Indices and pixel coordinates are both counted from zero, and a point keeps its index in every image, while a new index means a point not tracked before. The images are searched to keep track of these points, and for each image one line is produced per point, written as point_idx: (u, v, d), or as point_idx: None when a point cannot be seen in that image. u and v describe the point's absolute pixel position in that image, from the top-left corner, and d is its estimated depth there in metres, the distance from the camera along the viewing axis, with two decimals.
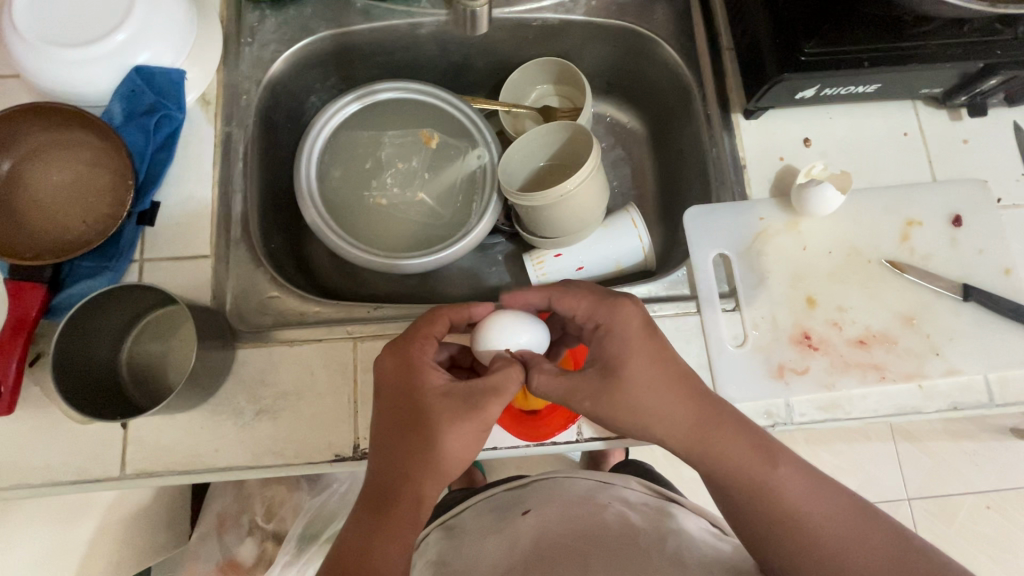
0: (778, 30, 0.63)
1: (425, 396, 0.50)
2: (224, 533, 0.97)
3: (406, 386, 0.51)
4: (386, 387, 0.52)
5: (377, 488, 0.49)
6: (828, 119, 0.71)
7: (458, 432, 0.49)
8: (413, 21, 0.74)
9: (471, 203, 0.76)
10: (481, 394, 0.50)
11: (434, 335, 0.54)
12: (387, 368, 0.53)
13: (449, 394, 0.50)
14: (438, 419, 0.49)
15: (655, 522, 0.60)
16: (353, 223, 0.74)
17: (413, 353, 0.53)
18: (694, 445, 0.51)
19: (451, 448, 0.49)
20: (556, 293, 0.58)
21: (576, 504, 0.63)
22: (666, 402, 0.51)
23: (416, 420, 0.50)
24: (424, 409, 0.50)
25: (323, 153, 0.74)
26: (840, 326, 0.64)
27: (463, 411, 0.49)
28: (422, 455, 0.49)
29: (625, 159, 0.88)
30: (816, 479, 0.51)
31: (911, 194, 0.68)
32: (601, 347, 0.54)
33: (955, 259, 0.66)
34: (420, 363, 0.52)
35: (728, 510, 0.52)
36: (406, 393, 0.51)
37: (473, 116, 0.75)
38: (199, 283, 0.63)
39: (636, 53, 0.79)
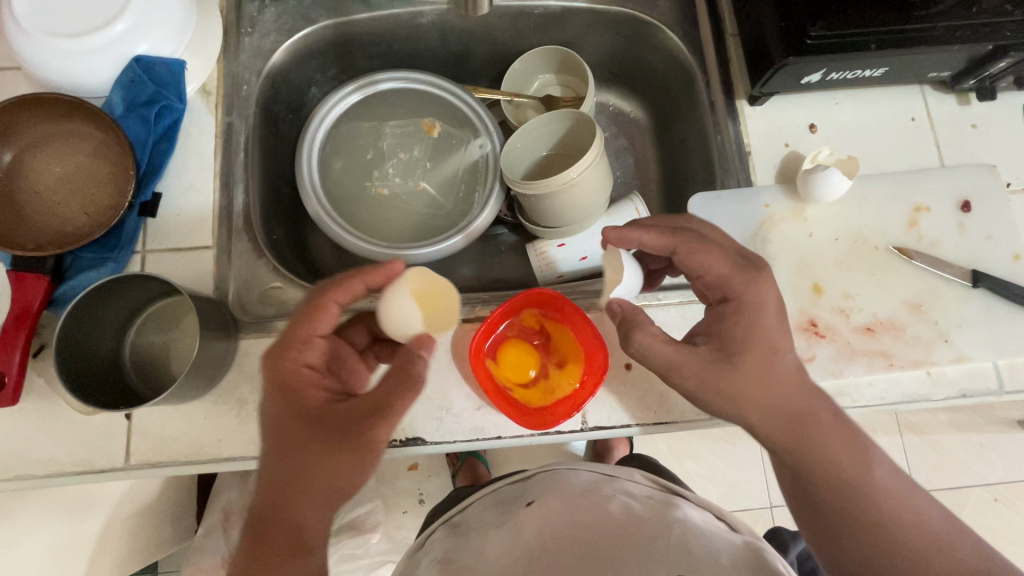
0: (783, 14, 0.62)
1: (308, 416, 0.48)
2: (230, 527, 0.97)
3: (290, 405, 0.48)
4: (271, 409, 0.49)
5: (264, 513, 0.47)
6: (834, 104, 0.70)
7: (342, 460, 0.46)
8: (414, 10, 0.73)
9: (473, 193, 0.75)
10: (365, 417, 0.47)
11: (317, 338, 0.50)
12: (271, 386, 0.49)
13: (330, 417, 0.47)
14: (320, 443, 0.46)
15: (660, 515, 0.59)
16: (355, 215, 0.74)
17: (300, 369, 0.49)
18: (795, 439, 0.50)
19: (337, 476, 0.46)
20: (679, 245, 0.54)
21: (581, 497, 0.63)
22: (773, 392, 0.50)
23: (300, 445, 0.47)
24: (300, 432, 0.47)
25: (324, 144, 0.73)
26: (846, 313, 0.64)
27: (346, 433, 0.47)
28: (306, 484, 0.46)
29: (629, 148, 0.87)
30: (902, 483, 0.51)
31: (918, 181, 0.67)
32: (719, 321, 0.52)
33: (963, 245, 0.66)
34: (304, 379, 0.49)
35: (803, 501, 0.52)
36: (290, 414, 0.48)
37: (475, 105, 0.75)
38: (202, 274, 0.63)
39: (638, 41, 0.78)
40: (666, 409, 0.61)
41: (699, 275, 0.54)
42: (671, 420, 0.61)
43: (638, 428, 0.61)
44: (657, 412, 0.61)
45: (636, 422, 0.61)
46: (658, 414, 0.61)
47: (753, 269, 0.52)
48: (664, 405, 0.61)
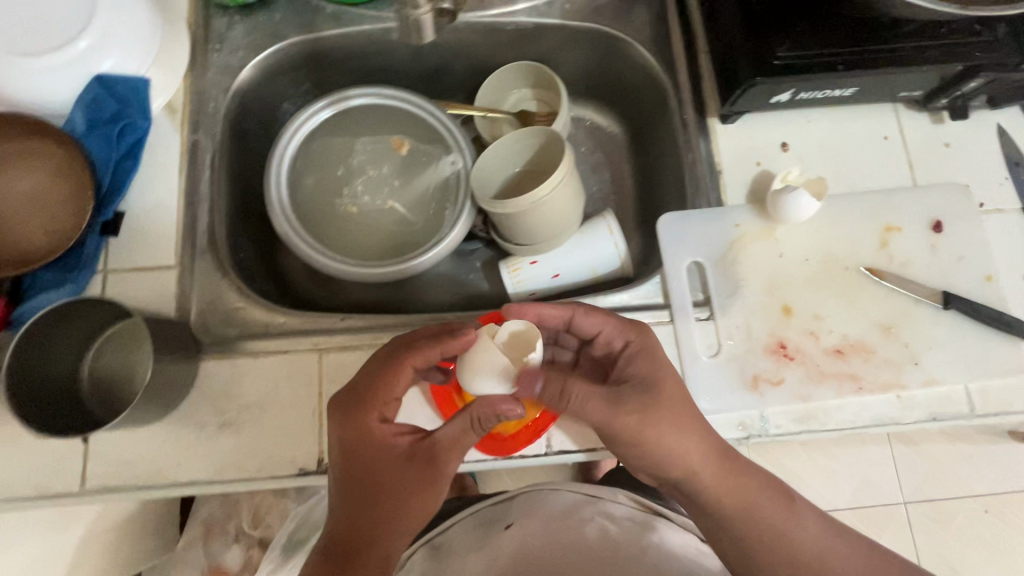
0: (751, 33, 0.60)
1: (390, 455, 0.52)
2: (210, 540, 0.97)
3: (371, 445, 0.51)
4: (347, 460, 0.52)
5: (342, 544, 0.50)
6: (807, 123, 0.70)
7: (422, 496, 0.51)
8: (384, 26, 0.73)
9: (443, 210, 0.74)
10: (441, 457, 0.51)
11: (393, 398, 0.53)
12: (348, 440, 0.52)
13: (412, 460, 0.51)
14: (405, 479, 0.51)
15: (636, 545, 0.59)
16: (324, 231, 0.73)
17: (380, 423, 0.52)
18: (722, 493, 0.54)
19: (416, 508, 0.51)
20: (574, 313, 0.57)
21: (559, 523, 0.62)
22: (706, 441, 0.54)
23: (387, 487, 0.51)
24: (385, 469, 0.51)
25: (294, 160, 0.73)
26: (816, 335, 0.63)
27: (427, 471, 0.51)
28: (391, 520, 0.50)
29: (606, 163, 0.87)
30: (822, 534, 0.56)
31: (889, 201, 0.67)
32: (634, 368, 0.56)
33: (935, 265, 0.65)
34: (383, 432, 0.52)
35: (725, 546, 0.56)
36: (370, 461, 0.51)
37: (447, 122, 0.74)
38: (163, 295, 0.62)
39: (612, 57, 0.78)
40: None
41: (595, 334, 0.58)
42: None
43: (603, 452, 0.60)
44: None
45: (601, 446, 0.60)
46: None
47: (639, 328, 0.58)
48: None
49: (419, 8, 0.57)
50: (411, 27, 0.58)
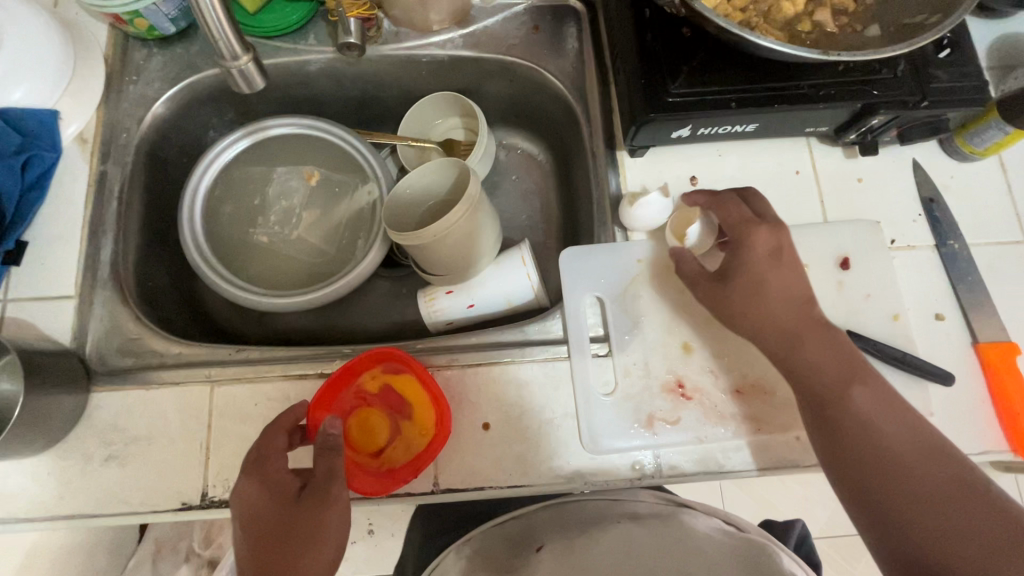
0: (644, 69, 0.60)
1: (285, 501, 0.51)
2: (159, 559, 0.95)
3: (267, 498, 0.50)
4: (250, 512, 0.50)
5: None
6: (717, 157, 0.69)
7: (326, 515, 0.50)
8: (301, 59, 0.74)
9: (357, 241, 0.75)
10: (334, 482, 0.52)
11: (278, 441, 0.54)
12: (246, 493, 0.50)
13: (306, 498, 0.51)
14: (302, 513, 0.50)
15: (666, 538, 0.50)
16: (237, 260, 0.74)
17: (273, 468, 0.52)
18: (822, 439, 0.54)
19: (321, 523, 0.50)
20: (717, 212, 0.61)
21: (579, 535, 0.53)
22: (779, 331, 0.54)
23: (294, 526, 0.49)
24: (285, 512, 0.50)
25: (210, 190, 0.73)
26: (715, 373, 0.62)
27: (319, 497, 0.51)
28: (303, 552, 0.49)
29: (535, 191, 0.86)
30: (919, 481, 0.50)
31: (797, 237, 0.66)
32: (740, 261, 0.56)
33: (840, 304, 0.64)
34: (273, 475, 0.52)
35: (831, 466, 0.51)
36: (271, 511, 0.50)
37: (363, 153, 0.74)
38: (60, 324, 0.62)
39: (531, 89, 0.78)
40: (523, 471, 0.60)
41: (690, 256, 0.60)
42: (528, 484, 0.59)
43: (493, 491, 0.59)
44: (513, 473, 0.59)
45: (491, 484, 0.59)
46: (513, 476, 0.59)
47: (774, 226, 0.56)
48: (520, 466, 0.60)
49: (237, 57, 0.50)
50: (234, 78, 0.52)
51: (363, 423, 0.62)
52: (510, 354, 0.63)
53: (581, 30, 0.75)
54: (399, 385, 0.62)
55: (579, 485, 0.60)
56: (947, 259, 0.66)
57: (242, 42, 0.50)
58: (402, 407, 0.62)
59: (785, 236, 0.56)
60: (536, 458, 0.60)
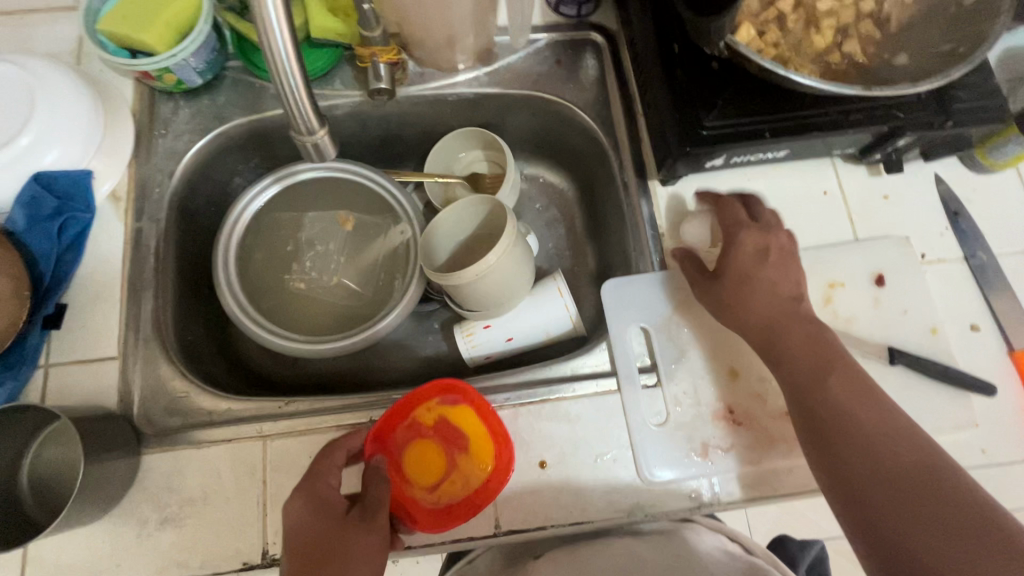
0: (679, 105, 0.61)
1: (327, 524, 0.51)
2: None
3: (312, 515, 0.51)
4: (290, 528, 0.51)
5: None
6: (746, 181, 0.70)
7: (365, 550, 0.49)
8: (328, 104, 0.74)
9: (393, 280, 0.75)
10: (382, 512, 0.52)
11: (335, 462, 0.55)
12: (293, 510, 0.51)
13: (347, 522, 0.51)
14: (341, 539, 0.50)
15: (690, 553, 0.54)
16: (273, 308, 0.73)
17: (325, 488, 0.53)
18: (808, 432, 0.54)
19: (355, 558, 0.49)
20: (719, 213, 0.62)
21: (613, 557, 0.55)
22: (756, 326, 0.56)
23: (329, 551, 0.49)
24: (325, 537, 0.50)
25: (242, 238, 0.73)
26: (764, 398, 0.62)
27: (361, 527, 0.51)
28: None
29: (560, 219, 0.87)
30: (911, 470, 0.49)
31: (831, 256, 0.68)
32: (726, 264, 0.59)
33: (878, 321, 0.65)
34: (323, 493, 0.53)
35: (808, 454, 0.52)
36: (311, 531, 0.50)
37: (395, 194, 0.75)
38: (105, 387, 0.61)
39: (555, 121, 0.79)
40: (582, 507, 0.60)
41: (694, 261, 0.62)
42: (587, 520, 0.59)
43: (555, 530, 0.59)
44: (572, 510, 0.59)
45: (553, 523, 0.59)
46: (573, 514, 0.59)
47: (765, 228, 0.59)
48: (579, 502, 0.60)
49: (310, 132, 0.49)
50: (307, 151, 0.51)
51: (416, 458, 0.61)
52: (558, 390, 0.64)
53: (603, 63, 0.76)
54: (456, 417, 0.62)
55: (638, 518, 0.60)
56: (976, 271, 0.67)
57: (318, 118, 0.49)
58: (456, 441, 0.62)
59: (773, 237, 0.59)
60: (593, 494, 0.60)
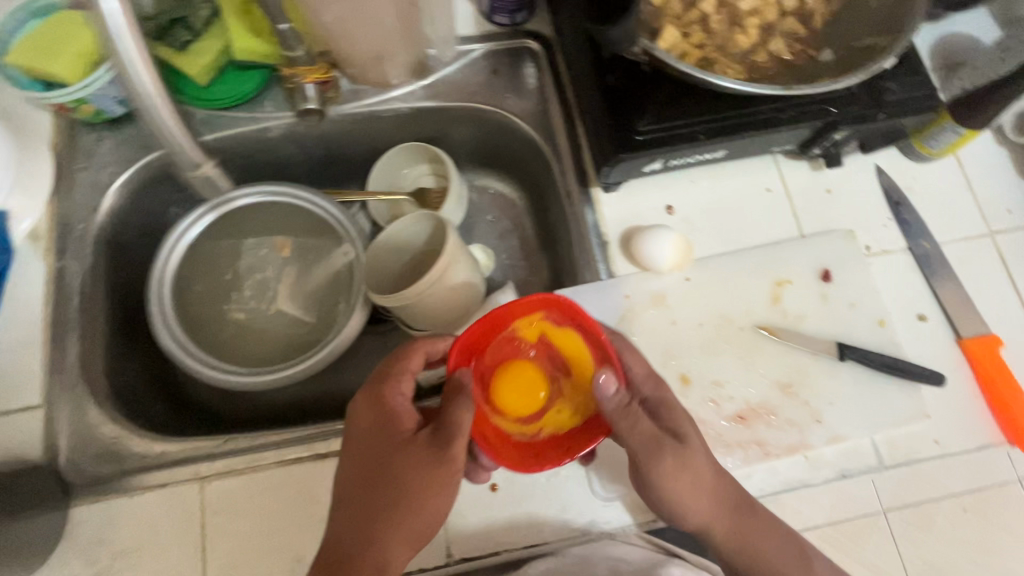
0: (611, 110, 0.60)
1: (397, 437, 0.53)
2: None
3: (380, 425, 0.54)
4: (359, 429, 0.54)
5: (335, 549, 0.51)
6: (690, 183, 0.69)
7: (427, 475, 0.51)
8: (259, 126, 0.71)
9: (338, 304, 0.73)
10: (457, 439, 0.51)
11: (409, 371, 0.55)
12: (363, 415, 0.55)
13: (416, 438, 0.53)
14: (407, 457, 0.52)
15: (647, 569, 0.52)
16: (214, 340, 0.71)
17: (396, 400, 0.54)
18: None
19: (416, 479, 0.51)
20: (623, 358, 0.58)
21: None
22: (721, 498, 0.54)
23: (392, 469, 0.52)
24: (391, 452, 0.53)
25: (178, 269, 0.69)
26: (717, 404, 0.61)
27: (429, 453, 0.51)
28: (394, 502, 0.51)
29: (512, 229, 0.86)
30: None
31: (778, 254, 0.67)
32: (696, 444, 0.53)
33: (828, 317, 0.65)
34: (394, 405, 0.54)
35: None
36: (377, 443, 0.53)
37: (337, 215, 0.72)
38: (28, 438, 0.58)
39: (498, 131, 0.77)
40: (536, 528, 0.58)
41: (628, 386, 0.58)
42: (543, 542, 0.58)
43: (510, 554, 0.57)
44: (527, 532, 0.58)
45: (507, 547, 0.57)
46: (527, 536, 0.58)
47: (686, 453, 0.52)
48: (533, 524, 0.58)
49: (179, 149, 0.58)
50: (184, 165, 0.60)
51: (509, 377, 0.57)
52: None
53: (542, 69, 0.75)
54: (560, 338, 0.59)
55: (594, 536, 0.58)
56: (920, 260, 0.67)
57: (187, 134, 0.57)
58: (560, 362, 0.59)
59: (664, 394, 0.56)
60: (548, 514, 0.58)
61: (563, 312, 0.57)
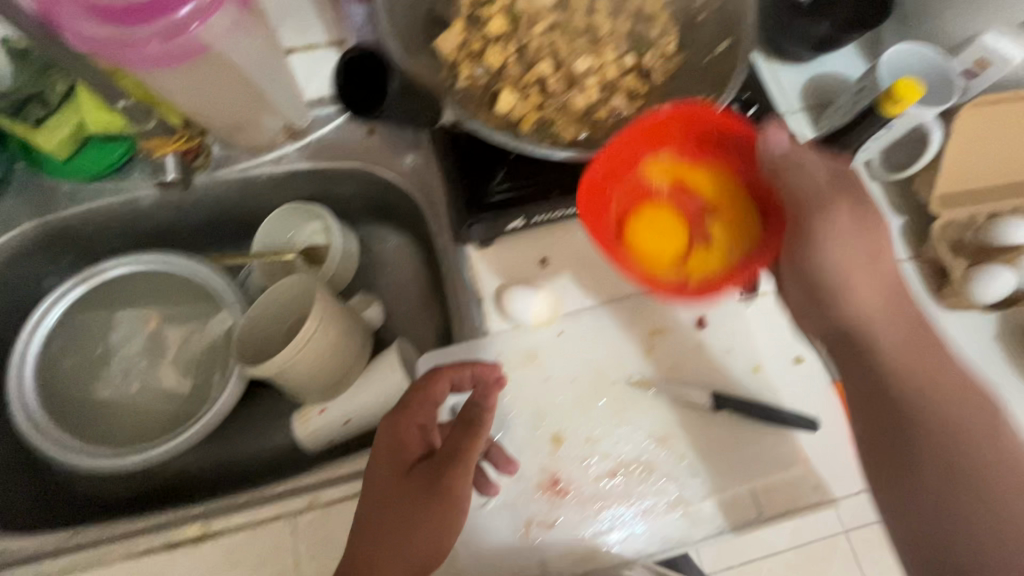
0: (463, 174, 0.60)
1: (410, 465, 0.55)
2: None
3: (395, 452, 0.55)
4: (379, 455, 0.56)
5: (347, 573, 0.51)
6: (565, 233, 0.69)
7: (433, 501, 0.53)
8: (127, 197, 0.70)
9: (213, 375, 0.72)
10: (457, 467, 0.53)
11: (429, 399, 0.58)
12: (382, 440, 0.56)
13: (427, 465, 0.54)
14: (419, 484, 0.54)
15: None
16: (82, 420, 0.68)
17: (409, 428, 0.56)
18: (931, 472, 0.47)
19: (423, 506, 0.53)
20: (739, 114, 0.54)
21: None
22: (895, 310, 0.51)
23: (405, 493, 0.53)
24: (401, 480, 0.54)
25: (44, 348, 0.67)
26: (588, 461, 0.61)
27: (435, 481, 0.53)
28: (403, 529, 0.52)
29: (411, 280, 0.84)
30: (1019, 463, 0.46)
31: (653, 302, 0.66)
32: (842, 183, 0.51)
33: (702, 366, 0.64)
34: (408, 433, 0.56)
35: (885, 472, 0.49)
36: (392, 470, 0.55)
37: (213, 281, 0.71)
38: None
39: (380, 187, 0.77)
40: None
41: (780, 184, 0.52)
42: None
43: None
44: None
45: None
46: None
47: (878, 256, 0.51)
48: None
49: None
50: None
51: (649, 222, 0.56)
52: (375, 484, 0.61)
53: None
54: (682, 173, 0.58)
55: None
56: None
57: None
58: (692, 193, 0.57)
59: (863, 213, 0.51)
60: None
61: (689, 144, 0.57)
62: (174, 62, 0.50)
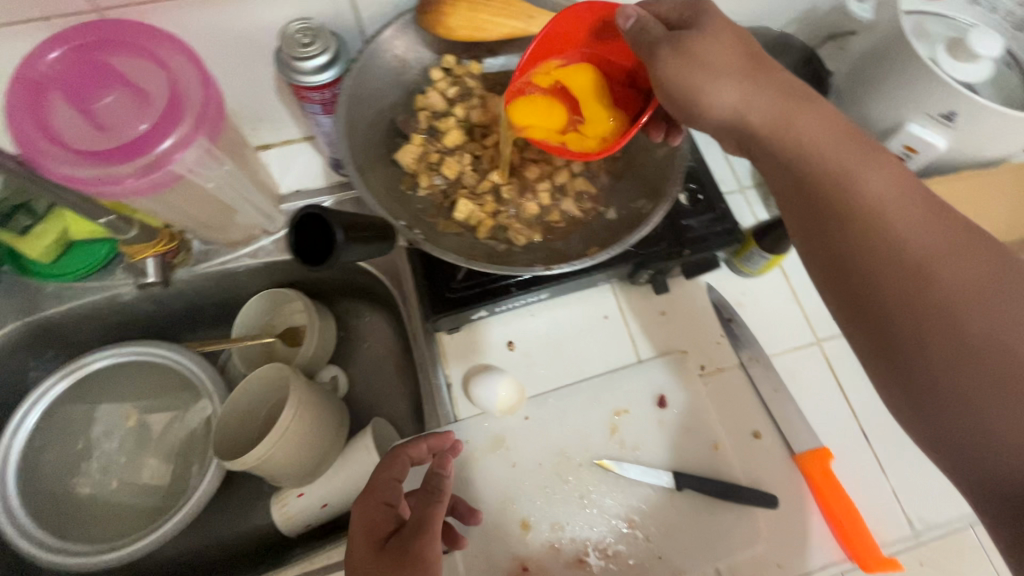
0: (427, 271, 0.63)
1: (379, 545, 0.50)
2: None
3: (363, 538, 0.51)
4: (350, 547, 0.51)
5: None
6: (529, 316, 0.72)
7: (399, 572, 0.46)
8: (108, 294, 0.73)
9: (191, 465, 0.75)
10: (421, 534, 0.48)
11: (393, 478, 0.56)
12: (352, 530, 0.52)
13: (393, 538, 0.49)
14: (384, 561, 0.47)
15: None
16: (61, 516, 0.69)
17: (374, 508, 0.53)
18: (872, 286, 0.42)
19: None
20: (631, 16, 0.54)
21: None
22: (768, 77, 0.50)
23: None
24: (367, 563, 0.48)
25: (26, 446, 0.69)
26: (558, 547, 0.61)
27: (399, 552, 0.47)
28: None
29: (387, 355, 0.86)
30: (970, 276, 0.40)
31: (615, 382, 0.69)
32: (692, 18, 0.52)
33: (664, 445, 0.66)
34: (372, 513, 0.52)
35: (869, 347, 0.43)
36: (361, 557, 0.49)
37: (193, 370, 0.74)
38: None
39: (353, 272, 0.81)
40: None
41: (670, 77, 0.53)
42: None
43: None
44: None
45: None
46: None
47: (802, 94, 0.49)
48: None
49: None
50: None
51: (538, 108, 0.60)
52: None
53: None
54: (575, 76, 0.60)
55: None
56: (752, 374, 0.70)
57: None
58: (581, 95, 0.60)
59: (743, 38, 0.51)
60: None
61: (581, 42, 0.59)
62: (147, 191, 0.54)
